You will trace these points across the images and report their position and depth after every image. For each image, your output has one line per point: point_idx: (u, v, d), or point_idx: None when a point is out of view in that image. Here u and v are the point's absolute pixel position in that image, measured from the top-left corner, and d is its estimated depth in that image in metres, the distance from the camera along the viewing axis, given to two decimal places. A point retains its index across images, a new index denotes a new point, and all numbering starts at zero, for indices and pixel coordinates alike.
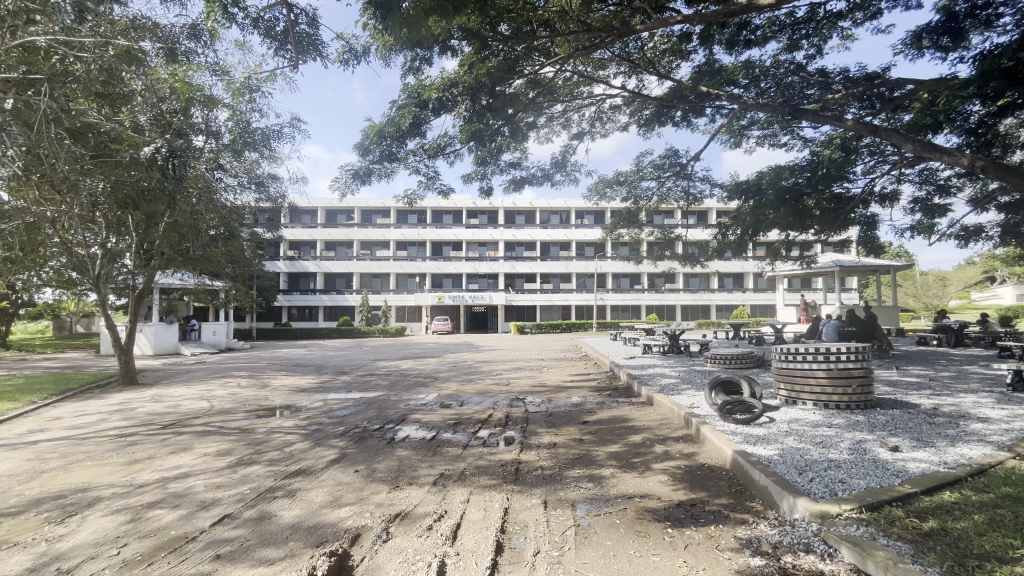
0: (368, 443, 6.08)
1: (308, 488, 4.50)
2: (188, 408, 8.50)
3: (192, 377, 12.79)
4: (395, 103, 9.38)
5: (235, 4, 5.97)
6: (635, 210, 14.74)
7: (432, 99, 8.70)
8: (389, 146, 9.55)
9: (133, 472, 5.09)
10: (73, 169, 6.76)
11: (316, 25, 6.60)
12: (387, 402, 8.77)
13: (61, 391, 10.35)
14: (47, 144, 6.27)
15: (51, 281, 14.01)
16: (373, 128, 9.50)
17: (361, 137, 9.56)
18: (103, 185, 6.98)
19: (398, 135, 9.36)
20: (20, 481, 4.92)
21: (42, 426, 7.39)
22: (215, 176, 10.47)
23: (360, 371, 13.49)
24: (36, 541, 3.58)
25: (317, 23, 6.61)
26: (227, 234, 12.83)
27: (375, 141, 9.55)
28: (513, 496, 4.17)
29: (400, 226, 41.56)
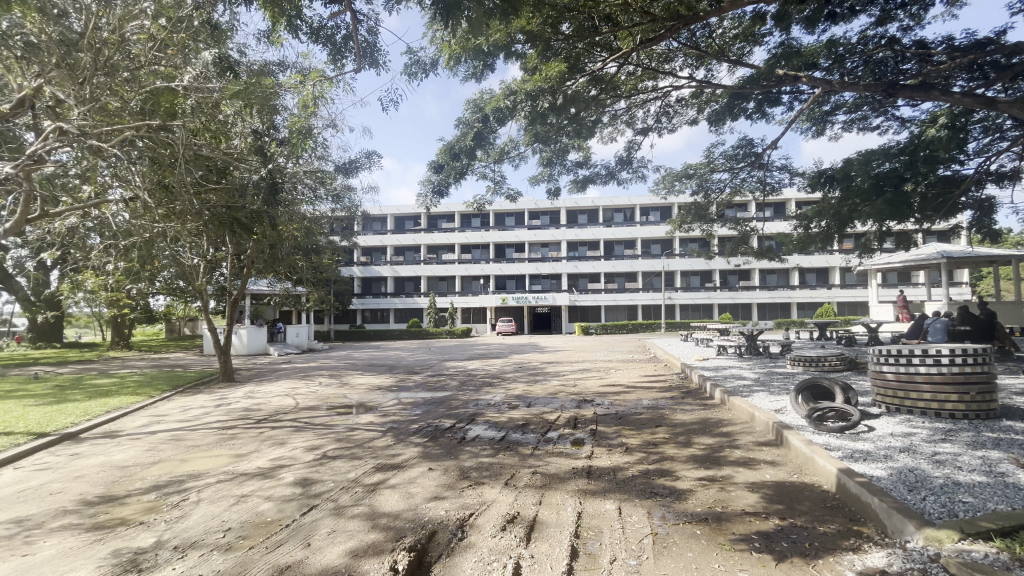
0: (441, 441, 6.26)
1: (388, 483, 4.71)
2: (278, 405, 9.24)
3: (280, 376, 13.89)
4: (460, 120, 9.66)
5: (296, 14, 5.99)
6: (705, 205, 14.07)
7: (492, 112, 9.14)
8: (459, 160, 9.82)
9: (235, 463, 5.60)
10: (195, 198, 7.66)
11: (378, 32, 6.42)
12: (456, 402, 8.99)
13: (173, 387, 11.65)
14: (180, 180, 7.24)
15: (163, 288, 15.78)
16: (445, 148, 9.83)
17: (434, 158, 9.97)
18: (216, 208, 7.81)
19: (466, 149, 9.62)
20: (143, 467, 5.57)
21: (158, 419, 8.34)
22: (295, 189, 11.40)
23: (430, 371, 13.95)
24: (157, 522, 4.03)
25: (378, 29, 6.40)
26: (306, 241, 13.78)
27: (446, 161, 9.86)
28: (587, 501, 4.11)
29: (464, 230, 42.52)
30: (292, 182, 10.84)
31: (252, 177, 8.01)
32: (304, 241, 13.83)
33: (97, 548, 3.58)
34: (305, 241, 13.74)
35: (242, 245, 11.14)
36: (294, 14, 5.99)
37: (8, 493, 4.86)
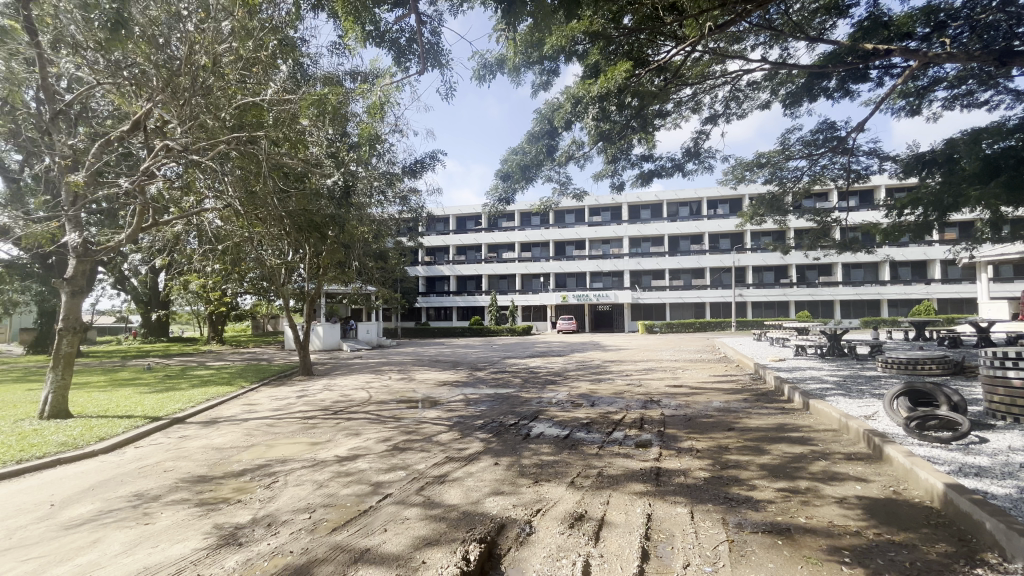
0: (506, 437, 6.35)
1: (456, 476, 4.85)
2: (352, 397, 9.80)
3: (353, 371, 14.71)
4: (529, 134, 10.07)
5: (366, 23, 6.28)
6: (780, 195, 13.18)
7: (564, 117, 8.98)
8: (529, 173, 10.48)
9: (316, 451, 6.00)
10: (278, 204, 8.26)
11: (441, 33, 6.59)
12: (520, 399, 9.08)
13: (260, 379, 12.69)
14: (265, 188, 7.83)
15: (250, 288, 17.22)
16: (514, 161, 10.41)
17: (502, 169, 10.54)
18: (297, 214, 8.38)
19: (535, 160, 10.27)
20: (239, 451, 6.13)
21: (250, 408, 9.14)
22: (365, 193, 12.03)
23: (493, 368, 14.19)
24: (253, 500, 4.43)
25: (441, 30, 6.57)
26: (376, 242, 14.53)
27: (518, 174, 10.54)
28: (656, 503, 4.01)
29: (524, 229, 42.68)
30: (363, 186, 11.45)
31: (327, 182, 8.54)
32: (374, 242, 14.58)
33: (203, 522, 3.98)
34: (375, 242, 14.49)
35: (319, 248, 11.90)
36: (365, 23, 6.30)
37: (130, 468, 5.53)
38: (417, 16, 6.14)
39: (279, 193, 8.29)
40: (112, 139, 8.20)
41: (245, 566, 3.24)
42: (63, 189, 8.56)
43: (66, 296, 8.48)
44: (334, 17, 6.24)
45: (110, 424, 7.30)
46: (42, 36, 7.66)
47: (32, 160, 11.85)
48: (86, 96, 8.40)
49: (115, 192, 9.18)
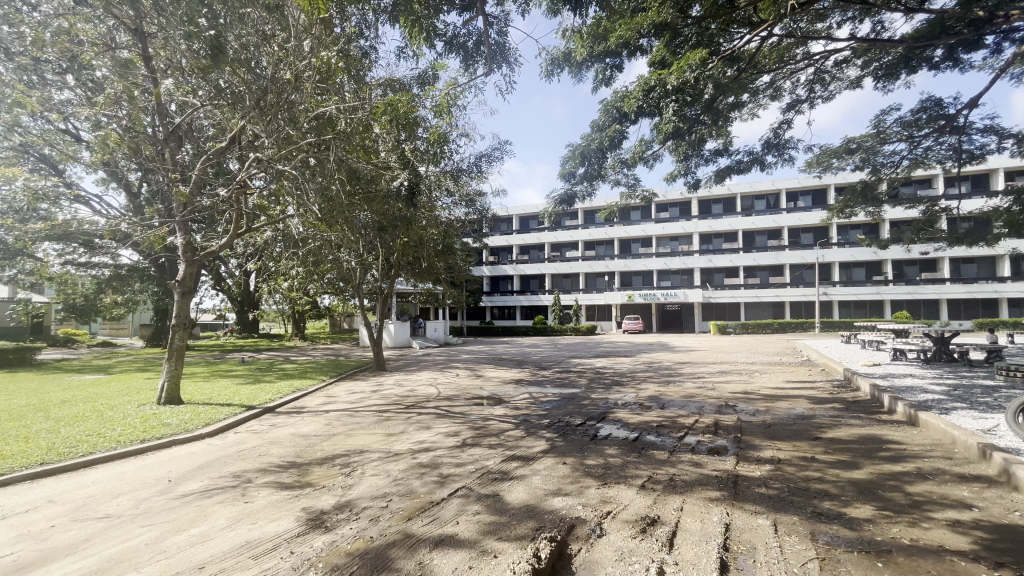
0: (573, 437, 6.31)
1: (524, 473, 4.89)
2: (422, 393, 10.18)
3: (423, 367, 15.28)
4: (594, 123, 9.45)
5: (434, 29, 6.47)
6: (873, 184, 12.00)
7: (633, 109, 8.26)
8: (591, 164, 9.94)
9: (390, 442, 6.30)
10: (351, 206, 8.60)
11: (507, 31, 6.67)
12: (586, 399, 8.98)
13: (339, 373, 13.54)
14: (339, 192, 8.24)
15: (329, 288, 18.41)
16: (575, 151, 9.88)
17: (564, 164, 10.10)
18: None
19: (597, 151, 9.67)
20: (322, 440, 6.58)
21: (330, 400, 9.78)
22: (434, 194, 12.50)
23: (558, 367, 14.17)
24: (335, 486, 4.74)
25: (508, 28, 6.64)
26: (443, 242, 15.00)
27: (578, 163, 9.95)
28: (735, 513, 3.80)
29: (588, 227, 42.08)
30: (431, 189, 11.87)
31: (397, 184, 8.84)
32: (442, 241, 15.07)
33: (292, 504, 4.32)
34: (443, 242, 14.98)
35: (391, 248, 12.46)
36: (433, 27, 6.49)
37: (230, 451, 6.12)
38: (483, 17, 6.23)
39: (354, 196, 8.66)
40: (212, 153, 9.11)
41: (330, 547, 3.47)
42: (173, 201, 9.62)
43: (178, 296, 9.56)
44: (404, 27, 6.49)
45: (213, 411, 8.13)
46: (157, 66, 8.68)
47: (149, 177, 13.44)
48: (191, 116, 9.38)
49: (216, 202, 10.19)
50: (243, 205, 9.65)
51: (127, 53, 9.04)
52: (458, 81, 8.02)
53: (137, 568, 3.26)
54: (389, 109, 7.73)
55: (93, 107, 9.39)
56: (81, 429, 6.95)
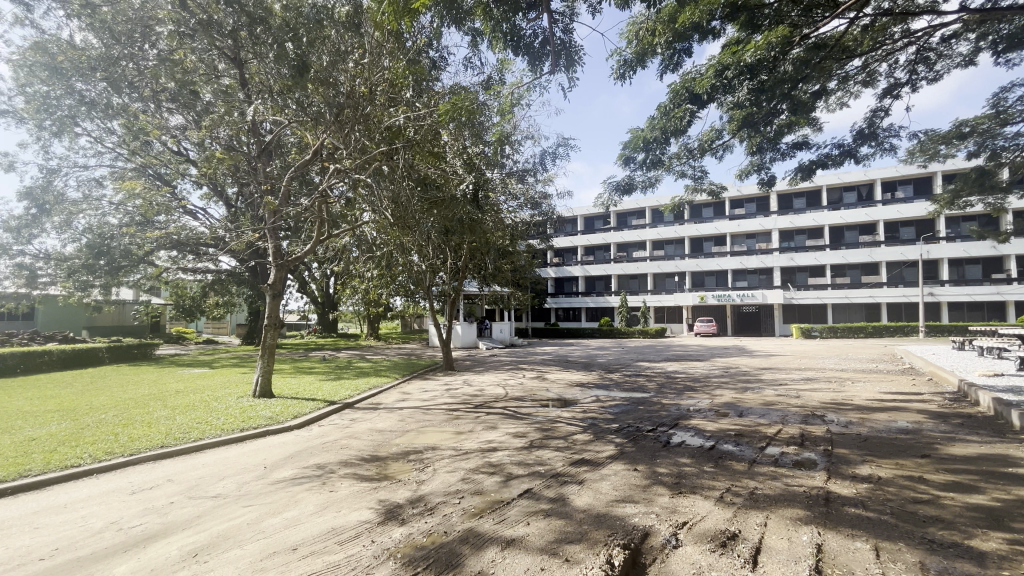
0: (644, 443, 6.13)
1: (594, 478, 4.82)
2: (490, 393, 10.35)
3: (490, 367, 15.55)
4: (661, 105, 8.89)
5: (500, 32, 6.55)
6: (992, 170, 10.55)
7: (704, 91, 7.86)
8: (654, 150, 9.41)
9: (460, 440, 6.48)
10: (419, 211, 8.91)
11: (573, 29, 6.60)
12: (657, 404, 8.67)
13: (411, 372, 14.11)
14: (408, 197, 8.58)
15: (402, 290, 19.25)
16: (637, 133, 9.41)
17: (625, 148, 9.67)
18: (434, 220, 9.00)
19: (661, 136, 9.09)
20: (396, 435, 6.89)
21: (403, 397, 10.23)
22: (500, 196, 12.66)
23: (626, 371, 13.83)
24: (411, 481, 4.94)
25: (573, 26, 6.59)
26: (509, 243, 15.17)
27: (640, 149, 9.45)
28: (828, 534, 3.51)
29: (656, 226, 40.67)
30: (496, 193, 12.06)
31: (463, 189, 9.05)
32: (508, 243, 15.23)
33: (371, 496, 4.56)
34: (508, 243, 15.14)
35: (459, 251, 12.76)
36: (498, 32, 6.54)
37: (316, 443, 6.58)
38: (550, 15, 6.23)
39: (422, 201, 8.98)
40: (298, 166, 9.83)
41: (408, 539, 3.62)
42: (265, 210, 10.54)
43: (269, 298, 10.47)
44: (472, 34, 6.65)
45: (300, 405, 8.79)
46: (251, 89, 9.57)
47: (244, 189, 14.78)
48: (278, 133, 10.17)
49: (300, 211, 11.01)
50: (324, 213, 10.35)
51: (226, 80, 10.00)
52: (523, 81, 8.04)
53: (241, 545, 3.61)
54: (455, 114, 7.93)
55: (200, 130, 10.51)
56: (192, 417, 7.80)
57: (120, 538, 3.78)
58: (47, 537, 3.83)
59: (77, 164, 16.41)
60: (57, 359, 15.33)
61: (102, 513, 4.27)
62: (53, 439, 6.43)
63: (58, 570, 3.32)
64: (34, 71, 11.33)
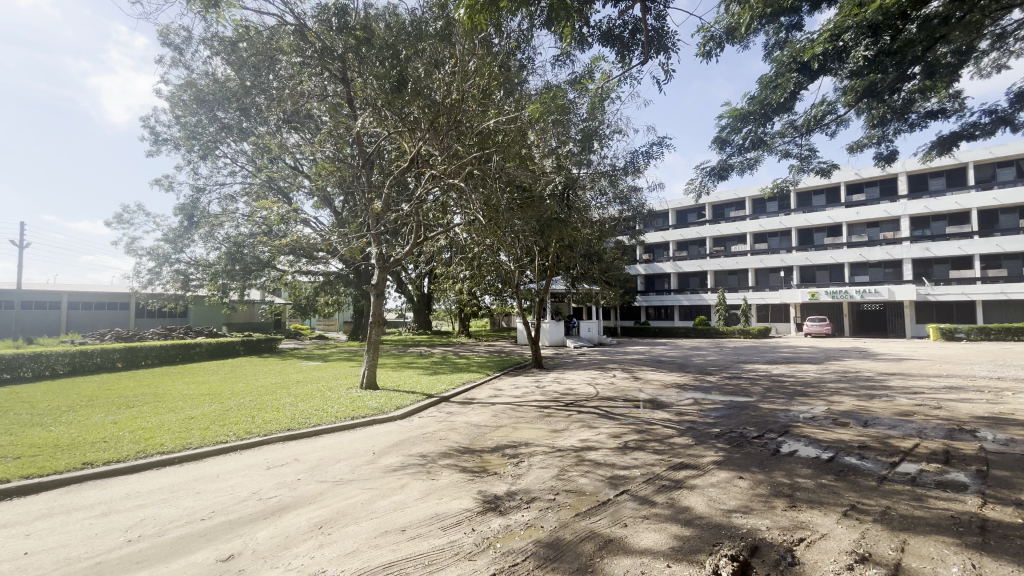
0: (750, 450, 5.71)
1: (696, 484, 4.60)
2: (580, 392, 10.27)
3: (579, 366, 15.41)
4: (762, 77, 8.22)
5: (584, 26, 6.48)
6: None
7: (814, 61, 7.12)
8: (755, 128, 8.76)
9: (554, 438, 6.52)
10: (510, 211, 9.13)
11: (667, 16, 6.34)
12: (764, 410, 8.02)
13: (501, 369, 14.45)
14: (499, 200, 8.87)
15: (492, 290, 19.78)
16: (733, 111, 8.77)
17: (720, 127, 9.06)
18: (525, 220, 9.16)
19: (763, 113, 8.42)
20: (491, 430, 7.11)
21: (496, 393, 10.52)
22: (587, 194, 12.55)
23: (726, 373, 12.97)
24: (508, 475, 5.08)
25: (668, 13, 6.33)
26: (598, 240, 14.96)
27: (736, 126, 8.84)
28: (986, 565, 3.00)
29: (758, 217, 37.60)
30: (584, 190, 11.95)
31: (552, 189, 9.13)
32: (597, 240, 15.03)
33: (470, 486, 4.76)
34: (597, 240, 14.94)
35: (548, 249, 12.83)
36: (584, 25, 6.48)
37: (418, 433, 7.01)
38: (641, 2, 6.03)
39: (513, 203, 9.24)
40: (397, 173, 10.54)
41: (507, 531, 3.73)
42: (370, 216, 11.44)
43: (374, 297, 11.34)
44: (558, 32, 6.62)
45: (402, 397, 9.41)
46: (356, 105, 10.43)
47: (349, 197, 16.17)
48: (378, 144, 10.94)
49: (398, 216, 11.78)
50: (420, 216, 10.97)
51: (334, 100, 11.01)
52: (612, 74, 7.82)
53: (358, 522, 3.96)
54: (544, 112, 7.93)
55: (313, 145, 11.67)
56: (311, 405, 8.70)
57: (260, 507, 4.35)
58: (207, 501, 4.50)
59: (218, 183, 19.09)
60: (205, 351, 17.93)
61: (246, 484, 4.94)
62: (206, 418, 7.53)
63: (215, 529, 3.89)
64: (186, 105, 13.33)
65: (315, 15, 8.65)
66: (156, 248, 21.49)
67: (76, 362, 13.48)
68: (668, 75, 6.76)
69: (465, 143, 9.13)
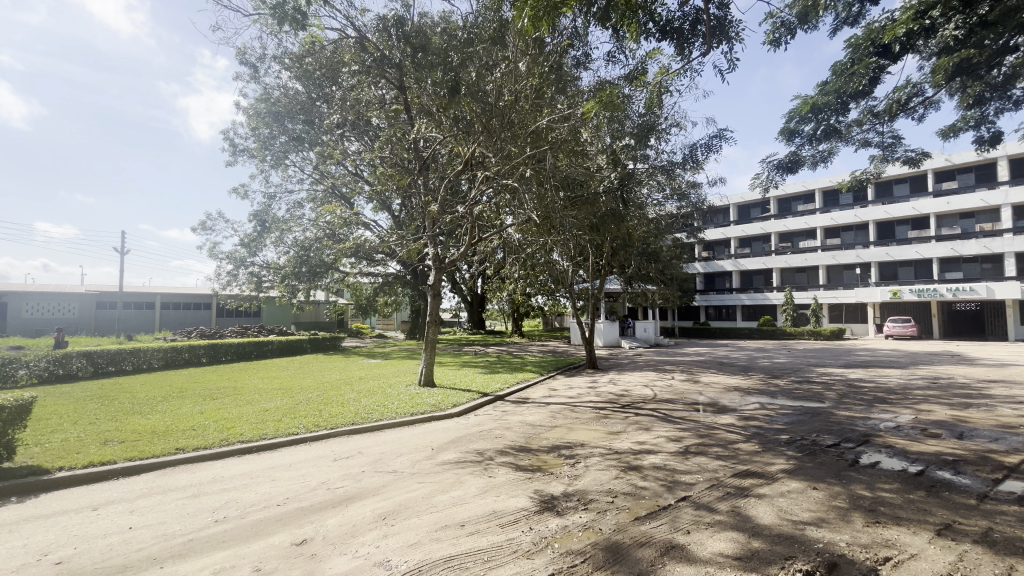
0: (825, 460, 5.33)
1: (764, 492, 4.36)
2: (637, 393, 10.03)
3: (634, 368, 15.04)
4: (836, 63, 7.69)
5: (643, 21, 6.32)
6: None
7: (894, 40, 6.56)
8: (829, 118, 8.20)
9: (610, 440, 6.41)
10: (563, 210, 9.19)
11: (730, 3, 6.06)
12: (840, 417, 7.46)
13: (555, 369, 14.39)
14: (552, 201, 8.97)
15: (545, 289, 19.77)
16: (805, 102, 8.25)
17: (789, 119, 8.56)
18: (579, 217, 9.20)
19: (837, 100, 7.86)
20: (546, 430, 7.11)
21: (550, 393, 10.49)
22: (644, 191, 12.28)
23: (795, 376, 12.19)
24: (564, 475, 5.05)
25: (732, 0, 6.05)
26: (654, 237, 14.56)
27: (807, 117, 8.27)
28: None
29: (830, 210, 35.05)
30: (640, 187, 11.68)
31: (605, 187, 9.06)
32: (653, 237, 14.63)
33: (526, 485, 4.77)
34: (654, 237, 14.54)
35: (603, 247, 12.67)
36: (644, 22, 6.35)
37: (474, 431, 7.13)
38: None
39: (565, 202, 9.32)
40: (452, 177, 10.79)
41: (564, 531, 3.72)
42: (426, 218, 11.78)
43: (431, 297, 11.67)
44: (613, 29, 6.51)
45: (459, 395, 9.61)
46: (413, 112, 10.76)
47: (407, 200, 16.73)
48: (434, 148, 11.23)
49: (454, 218, 12.05)
50: (474, 218, 11.17)
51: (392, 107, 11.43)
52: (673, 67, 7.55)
53: (419, 514, 4.10)
54: (601, 111, 7.82)
55: (372, 152, 12.19)
56: (373, 401, 9.08)
57: (329, 496, 4.60)
58: (281, 488, 4.82)
59: (287, 191, 20.39)
60: (276, 348, 19.19)
61: (315, 474, 5.24)
62: (279, 411, 8.05)
63: (289, 515, 4.16)
64: (260, 119, 14.34)
65: (374, 27, 9.01)
66: (234, 253, 23.27)
67: (168, 357, 14.85)
68: (732, 65, 6.44)
69: (518, 143, 9.22)
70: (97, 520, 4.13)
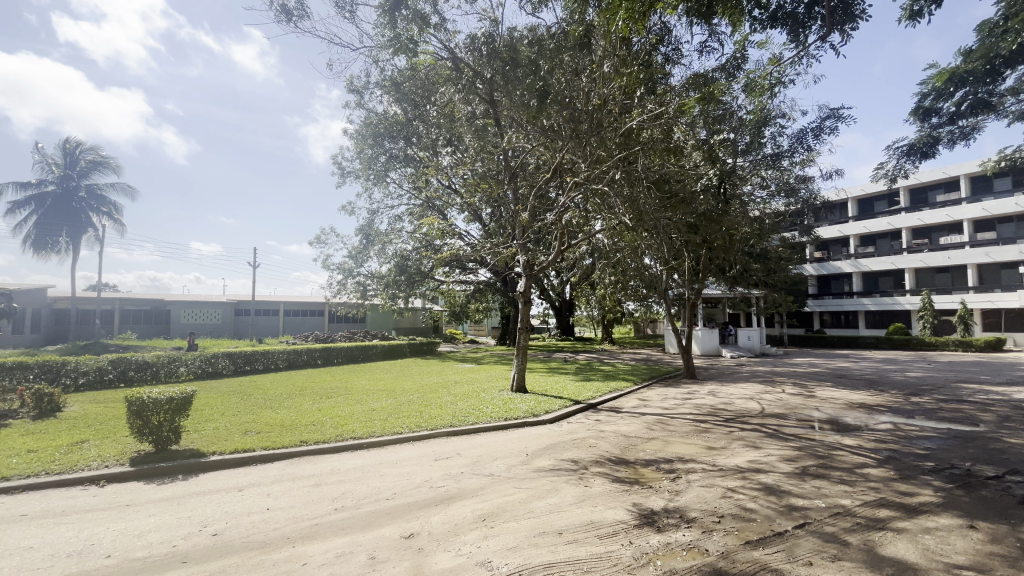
0: (983, 494, 4.54)
1: (903, 526, 3.82)
2: (742, 406, 9.33)
3: (738, 379, 13.98)
4: (984, 24, 6.59)
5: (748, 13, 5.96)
6: None
7: None
8: (976, 89, 7.04)
9: (714, 456, 6.02)
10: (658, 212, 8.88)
11: None
12: (1002, 443, 6.30)
13: (650, 378, 13.84)
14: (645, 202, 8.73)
15: (636, 295, 19.16)
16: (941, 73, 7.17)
17: (923, 94, 7.51)
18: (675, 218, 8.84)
19: (984, 68, 6.74)
20: (643, 441, 6.85)
21: (645, 403, 10.11)
22: (746, 188, 11.46)
23: (938, 393, 10.50)
24: (664, 490, 4.84)
25: None
26: (759, 237, 13.49)
27: (945, 89, 7.19)
28: None
29: (980, 198, 29.81)
30: (742, 184, 10.92)
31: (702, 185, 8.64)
32: (759, 237, 13.56)
33: (624, 498, 4.64)
34: (759, 237, 13.47)
35: (700, 248, 12.02)
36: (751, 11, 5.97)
37: (567, 439, 7.09)
38: None
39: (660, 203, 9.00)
40: (542, 184, 10.93)
41: (667, 549, 3.56)
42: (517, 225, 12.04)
43: (522, 303, 11.88)
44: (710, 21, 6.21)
45: (550, 402, 9.61)
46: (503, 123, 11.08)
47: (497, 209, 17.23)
48: (523, 158, 11.47)
49: (544, 225, 12.19)
50: (563, 224, 11.20)
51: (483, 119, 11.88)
52: (782, 54, 6.99)
53: (517, 518, 4.18)
54: (696, 106, 7.49)
55: (465, 165, 12.75)
56: (468, 404, 9.41)
57: (432, 493, 4.87)
58: (389, 483, 5.20)
59: (388, 206, 22.00)
60: (380, 352, 20.70)
61: (418, 472, 5.56)
62: (384, 411, 8.65)
63: (397, 509, 4.46)
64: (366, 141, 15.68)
65: (466, 47, 9.45)
66: (343, 264, 25.56)
67: (291, 359, 16.67)
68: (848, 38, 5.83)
69: (607, 146, 9.09)
70: (242, 499, 4.76)
